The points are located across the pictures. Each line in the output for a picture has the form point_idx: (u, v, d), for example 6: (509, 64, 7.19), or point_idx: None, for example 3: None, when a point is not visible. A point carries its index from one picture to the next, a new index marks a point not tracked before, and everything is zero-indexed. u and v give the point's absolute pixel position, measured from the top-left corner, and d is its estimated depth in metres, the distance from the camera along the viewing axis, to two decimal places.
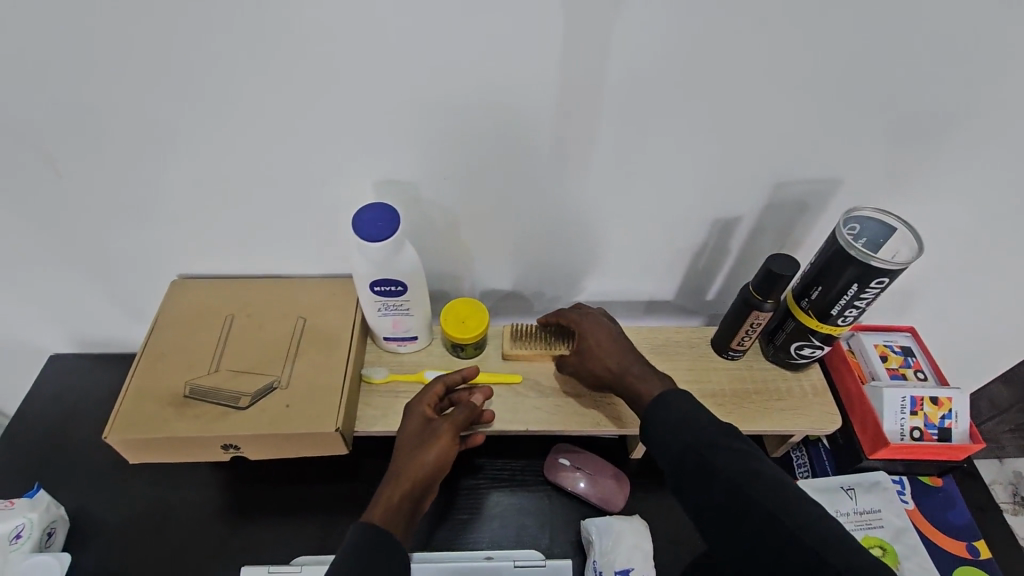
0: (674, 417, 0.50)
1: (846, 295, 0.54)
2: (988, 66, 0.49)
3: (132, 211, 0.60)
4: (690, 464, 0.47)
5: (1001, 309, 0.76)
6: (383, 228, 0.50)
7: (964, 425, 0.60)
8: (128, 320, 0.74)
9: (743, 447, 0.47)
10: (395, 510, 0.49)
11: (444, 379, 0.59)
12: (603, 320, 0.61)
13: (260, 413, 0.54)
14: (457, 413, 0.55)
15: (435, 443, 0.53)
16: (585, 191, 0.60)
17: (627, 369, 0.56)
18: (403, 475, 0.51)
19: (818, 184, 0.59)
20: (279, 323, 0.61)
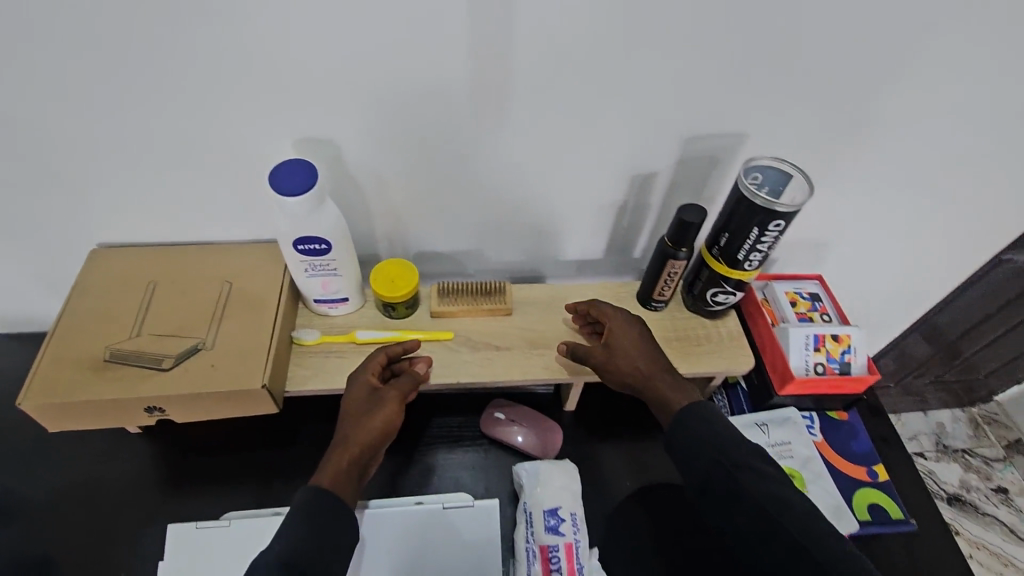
0: (703, 430, 0.52)
1: (749, 239, 0.58)
2: (868, 19, 0.52)
3: (40, 177, 0.58)
4: (720, 483, 0.50)
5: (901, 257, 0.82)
6: (300, 182, 0.51)
7: (862, 359, 0.65)
8: (46, 295, 0.72)
9: (771, 468, 0.50)
10: (345, 473, 0.50)
11: (386, 350, 0.60)
12: (636, 326, 0.61)
13: (184, 374, 0.54)
14: (403, 381, 0.57)
15: (382, 408, 0.54)
16: (508, 150, 0.61)
17: (657, 373, 0.57)
18: (352, 439, 0.52)
19: (725, 138, 0.62)
20: (204, 287, 0.61)
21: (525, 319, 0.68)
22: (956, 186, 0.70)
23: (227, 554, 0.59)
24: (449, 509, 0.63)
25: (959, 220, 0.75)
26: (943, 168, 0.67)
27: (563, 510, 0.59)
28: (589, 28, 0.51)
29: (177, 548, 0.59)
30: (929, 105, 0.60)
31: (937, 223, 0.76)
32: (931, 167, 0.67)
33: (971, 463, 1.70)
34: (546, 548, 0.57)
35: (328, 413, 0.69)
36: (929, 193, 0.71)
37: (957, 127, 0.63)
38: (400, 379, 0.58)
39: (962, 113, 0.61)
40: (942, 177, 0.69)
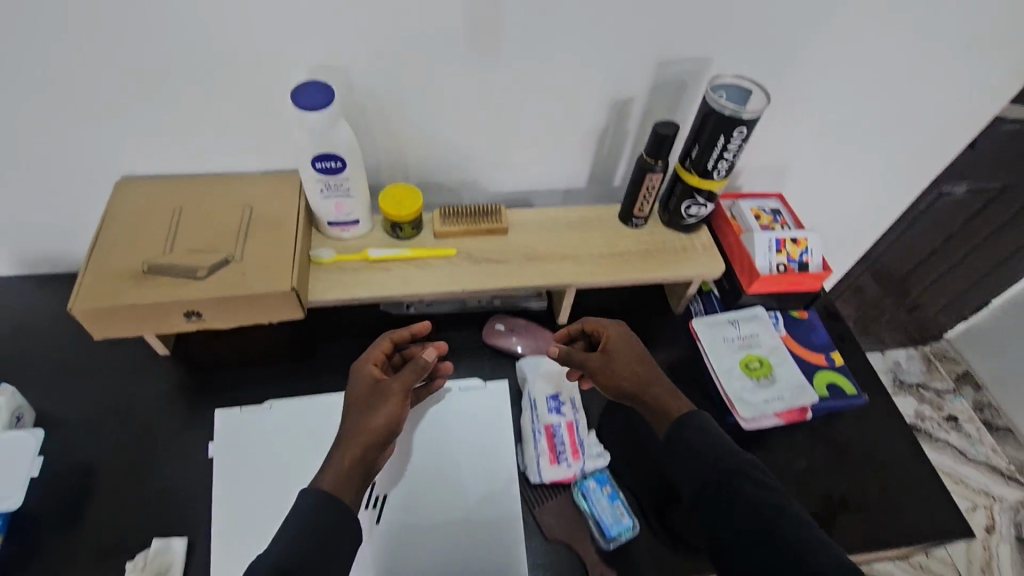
0: (701, 440, 0.55)
1: (716, 148, 0.66)
2: None
3: (60, 109, 0.61)
4: (712, 488, 0.52)
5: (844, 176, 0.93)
6: (318, 98, 0.57)
7: (817, 259, 0.73)
8: (60, 234, 0.75)
9: (766, 479, 0.52)
10: (348, 473, 0.52)
11: (392, 335, 0.65)
12: (632, 339, 0.65)
13: (219, 281, 0.60)
14: (407, 372, 0.58)
15: (383, 406, 0.56)
16: (502, 77, 0.68)
17: (653, 382, 0.62)
18: (355, 439, 0.54)
19: (692, 62, 0.70)
20: (227, 210, 0.66)
21: (520, 237, 0.75)
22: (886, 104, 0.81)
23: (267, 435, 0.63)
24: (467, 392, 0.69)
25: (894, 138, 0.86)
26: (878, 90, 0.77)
27: (564, 395, 0.67)
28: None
29: (222, 434, 0.63)
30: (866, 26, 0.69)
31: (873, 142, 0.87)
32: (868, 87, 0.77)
33: (924, 395, 1.84)
34: (550, 426, 0.66)
35: (342, 331, 0.75)
36: (866, 111, 0.81)
37: (888, 47, 0.72)
38: (405, 368, 0.59)
39: (891, 34, 0.71)
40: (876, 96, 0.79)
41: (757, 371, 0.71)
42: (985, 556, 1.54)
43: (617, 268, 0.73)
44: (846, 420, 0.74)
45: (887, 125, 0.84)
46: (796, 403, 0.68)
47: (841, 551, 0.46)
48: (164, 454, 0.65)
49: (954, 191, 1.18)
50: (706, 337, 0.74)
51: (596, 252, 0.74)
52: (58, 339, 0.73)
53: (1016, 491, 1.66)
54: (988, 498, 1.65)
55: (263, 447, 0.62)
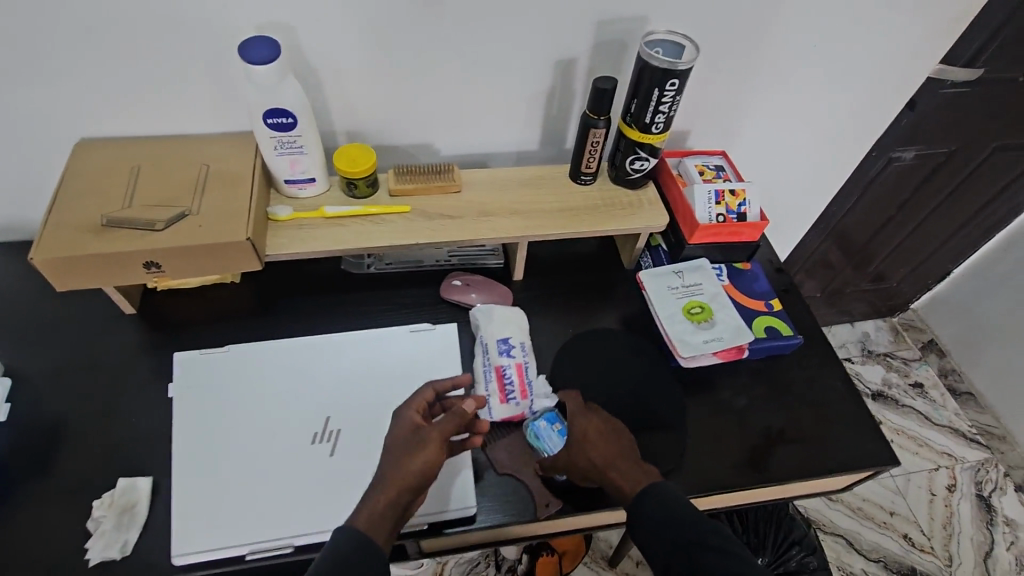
0: (665, 513, 0.56)
1: (652, 100, 0.69)
2: None
3: (11, 69, 0.62)
4: (680, 567, 0.52)
5: (787, 133, 0.97)
6: (265, 53, 0.59)
7: (755, 210, 0.77)
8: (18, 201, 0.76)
9: (735, 553, 0.52)
10: (379, 517, 0.52)
11: (436, 384, 0.62)
12: (594, 420, 0.65)
13: (176, 233, 0.63)
14: (446, 421, 0.58)
15: (421, 452, 0.56)
16: (451, 34, 0.70)
17: (609, 464, 0.61)
18: (389, 482, 0.54)
19: (630, 21, 0.73)
20: (186, 169, 0.69)
21: (473, 195, 0.78)
22: (821, 58, 0.85)
23: (224, 376, 0.64)
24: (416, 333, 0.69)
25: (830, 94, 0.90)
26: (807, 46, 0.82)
27: (514, 339, 0.70)
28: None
29: (182, 374, 0.64)
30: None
31: (811, 97, 0.91)
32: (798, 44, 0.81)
33: (891, 362, 1.90)
34: (500, 367, 0.68)
35: (305, 289, 0.79)
36: (801, 66, 0.86)
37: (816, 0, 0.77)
38: (445, 418, 0.58)
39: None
40: (810, 50, 0.83)
41: (698, 316, 0.75)
42: (947, 514, 1.60)
43: (567, 221, 0.77)
44: (785, 362, 0.78)
45: (822, 81, 0.89)
46: (733, 342, 0.73)
47: None
48: (128, 406, 0.67)
49: (904, 156, 1.23)
50: (652, 286, 0.78)
51: (545, 208, 0.78)
52: (24, 304, 0.75)
53: (977, 451, 1.73)
54: (950, 459, 1.70)
55: (226, 387, 0.64)
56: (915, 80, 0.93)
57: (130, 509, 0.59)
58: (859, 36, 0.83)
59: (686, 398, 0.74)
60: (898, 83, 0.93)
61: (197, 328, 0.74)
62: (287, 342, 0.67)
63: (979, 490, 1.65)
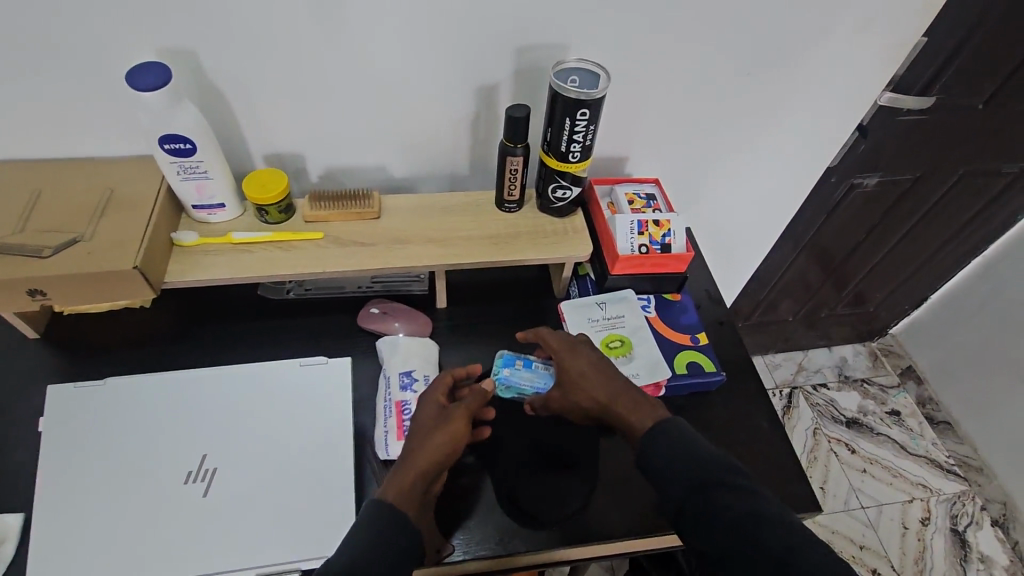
0: (675, 450, 0.58)
1: (565, 130, 0.67)
2: None
3: None
4: (693, 505, 0.55)
5: (732, 160, 0.95)
6: (152, 79, 0.57)
7: (681, 241, 0.75)
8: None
9: (748, 487, 0.54)
10: (409, 487, 0.55)
11: (455, 373, 0.67)
12: (582, 355, 0.68)
13: (63, 260, 0.61)
14: (468, 401, 0.63)
15: (448, 428, 0.60)
16: (365, 59, 0.69)
17: (611, 400, 0.64)
18: (416, 458, 0.57)
19: (549, 48, 0.72)
20: (86, 193, 0.67)
21: (391, 222, 0.76)
22: (759, 84, 0.83)
23: (103, 409, 0.62)
24: (307, 367, 0.67)
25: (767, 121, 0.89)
26: (738, 73, 0.81)
27: (417, 372, 0.69)
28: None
29: (51, 409, 0.62)
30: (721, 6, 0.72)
31: (753, 124, 0.90)
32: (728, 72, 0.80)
33: (868, 389, 1.86)
34: (401, 402, 0.66)
35: (217, 315, 0.76)
36: (738, 92, 0.84)
37: (747, 27, 0.75)
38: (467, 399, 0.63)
39: (748, 13, 0.74)
40: (746, 76, 0.82)
41: (616, 350, 0.73)
42: (919, 548, 1.55)
43: (485, 250, 0.75)
44: (711, 399, 0.75)
45: (762, 108, 0.87)
46: (649, 380, 0.71)
47: (797, 534, 0.51)
48: (16, 435, 0.65)
49: (867, 183, 1.20)
50: (572, 318, 0.76)
51: (464, 236, 0.76)
52: None
53: (953, 483, 1.68)
54: (925, 491, 1.65)
55: (99, 423, 0.61)
56: (862, 108, 0.91)
57: None
58: (795, 64, 0.82)
59: (601, 436, 0.72)
60: (841, 111, 0.91)
61: (101, 353, 0.72)
62: (169, 374, 0.65)
63: (954, 524, 1.60)
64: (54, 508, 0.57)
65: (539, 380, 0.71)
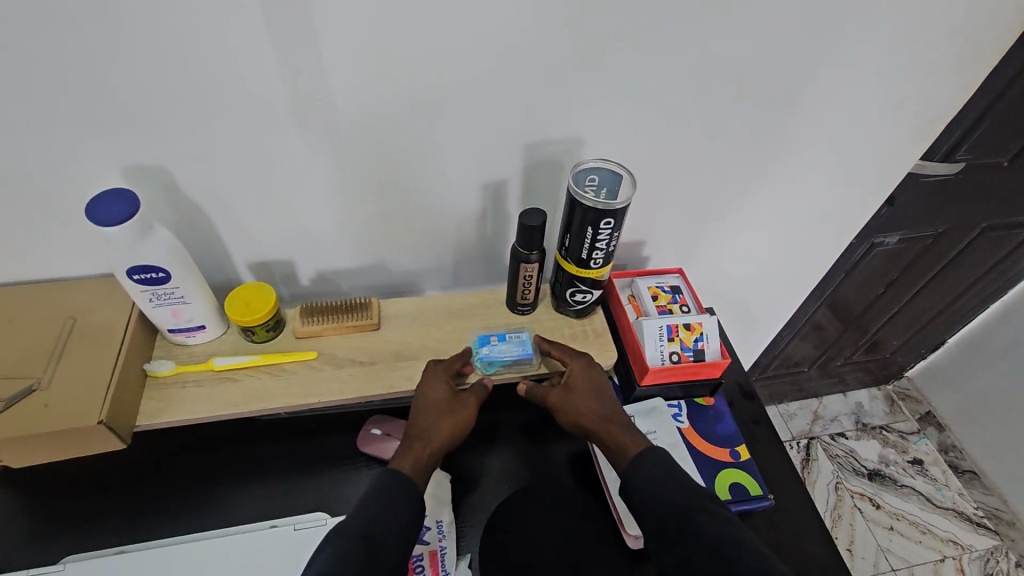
0: (658, 471, 0.56)
1: (587, 238, 0.61)
2: (655, 36, 0.58)
3: None
4: (672, 526, 0.51)
5: (756, 236, 0.89)
6: (117, 211, 0.50)
7: (714, 344, 0.68)
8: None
9: (727, 518, 0.52)
10: (423, 465, 0.57)
11: (461, 355, 0.66)
12: (595, 369, 0.66)
13: (15, 416, 0.53)
14: (478, 387, 0.64)
15: (459, 413, 0.61)
16: (358, 162, 0.62)
17: (612, 420, 0.62)
18: (431, 438, 0.59)
19: (562, 142, 0.66)
20: (46, 325, 0.59)
21: (392, 332, 0.69)
22: (785, 162, 0.77)
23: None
24: (300, 530, 0.61)
25: (792, 196, 0.83)
26: (761, 154, 0.75)
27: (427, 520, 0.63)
28: (417, 35, 0.53)
29: None
30: (747, 90, 0.66)
31: (778, 200, 0.83)
32: (751, 153, 0.74)
33: (887, 437, 1.79)
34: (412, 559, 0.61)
35: (196, 445, 0.67)
36: (763, 172, 0.78)
37: (774, 109, 0.69)
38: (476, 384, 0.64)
39: (777, 95, 0.68)
40: (771, 156, 0.76)
41: None
42: None
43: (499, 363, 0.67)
44: (756, 521, 0.67)
45: (787, 185, 0.81)
46: None
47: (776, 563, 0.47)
48: None
49: (887, 242, 1.15)
50: None
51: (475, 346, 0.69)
52: None
53: (984, 538, 1.60)
54: (956, 548, 1.58)
55: None
56: (890, 178, 0.86)
57: None
58: (824, 142, 0.76)
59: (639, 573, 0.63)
60: (869, 183, 0.86)
61: (60, 500, 0.62)
62: (131, 546, 0.59)
63: None
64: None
65: (519, 346, 0.67)
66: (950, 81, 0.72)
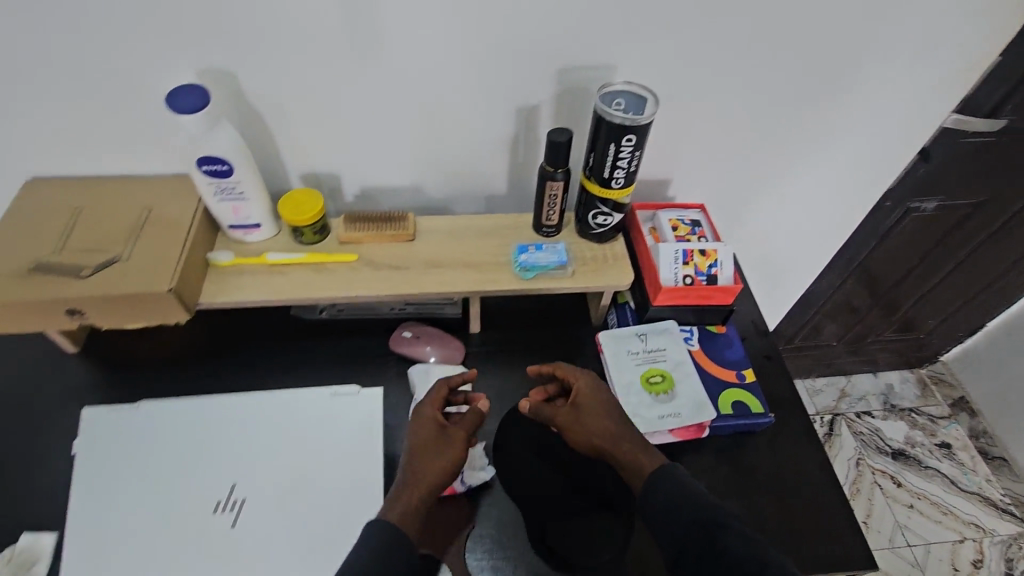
0: (678, 491, 0.56)
1: (609, 155, 0.64)
2: None
3: None
4: (694, 544, 0.53)
5: (782, 184, 0.90)
6: (192, 101, 0.57)
7: (728, 271, 0.71)
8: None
9: (746, 531, 0.52)
10: (412, 508, 0.54)
11: (448, 380, 0.65)
12: (601, 389, 0.66)
13: (100, 280, 0.61)
14: (467, 418, 0.62)
15: (450, 447, 0.59)
16: (403, 80, 0.67)
17: (620, 435, 0.62)
18: (421, 476, 0.57)
19: (593, 70, 0.69)
20: (126, 212, 0.68)
21: (425, 244, 0.75)
22: (814, 106, 0.78)
23: (147, 431, 0.61)
24: (338, 397, 0.65)
25: (821, 143, 0.84)
26: (792, 96, 0.76)
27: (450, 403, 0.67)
28: None
29: (85, 435, 0.60)
30: (778, 26, 0.68)
31: (806, 147, 0.84)
32: (781, 94, 0.76)
33: (916, 420, 1.76)
34: None
35: (249, 333, 0.75)
36: (792, 114, 0.79)
37: (804, 47, 0.71)
38: (465, 417, 0.63)
39: (808, 32, 0.69)
40: (802, 98, 0.77)
41: (657, 386, 0.69)
42: None
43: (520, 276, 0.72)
44: (757, 440, 0.71)
45: (818, 132, 0.82)
46: (692, 419, 0.67)
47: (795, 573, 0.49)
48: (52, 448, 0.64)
49: (925, 208, 1.13)
50: (611, 349, 0.73)
51: (500, 260, 0.74)
52: None
53: (1009, 525, 1.57)
54: (978, 531, 1.55)
55: (121, 453, 0.60)
56: (926, 130, 0.85)
57: (24, 570, 0.56)
58: (857, 86, 0.76)
59: None
60: (902, 135, 0.86)
61: (131, 368, 0.71)
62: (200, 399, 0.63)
63: (1010, 568, 1.49)
64: (101, 532, 0.56)
65: (556, 255, 0.72)
66: (992, 25, 0.72)
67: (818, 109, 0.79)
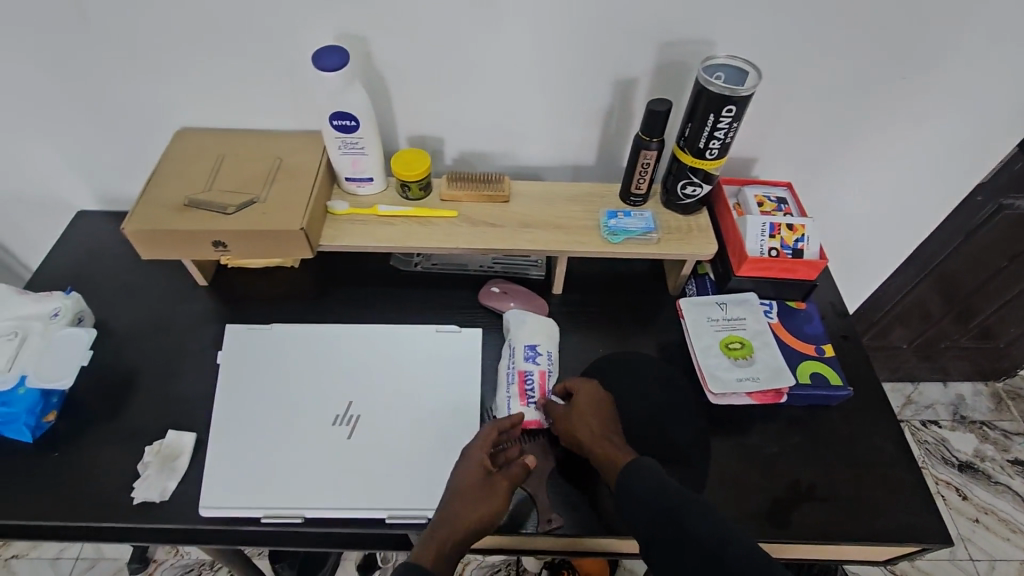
0: (647, 485, 0.58)
1: (707, 126, 0.67)
2: None
3: (129, 61, 0.72)
4: (664, 531, 0.54)
5: (869, 171, 0.90)
6: (335, 60, 0.64)
7: (814, 247, 0.73)
8: (122, 171, 0.86)
9: (716, 515, 0.54)
10: (443, 552, 0.56)
11: (498, 425, 0.64)
12: (598, 395, 0.67)
13: (242, 217, 0.69)
14: (512, 468, 0.62)
15: (492, 498, 0.59)
16: (512, 50, 0.73)
17: (602, 439, 0.63)
18: (459, 521, 0.57)
19: (694, 44, 0.72)
20: (261, 160, 0.76)
21: (519, 206, 0.80)
22: (911, 90, 0.78)
23: (278, 352, 0.71)
24: (441, 333, 0.73)
25: (914, 129, 0.84)
26: (889, 78, 0.77)
27: (541, 346, 0.71)
28: None
29: (230, 348, 0.71)
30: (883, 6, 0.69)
31: (898, 132, 0.84)
32: (877, 76, 0.76)
33: (988, 434, 1.69)
34: (524, 372, 0.69)
35: (354, 279, 0.82)
36: (886, 98, 0.79)
37: (908, 28, 0.71)
38: (509, 466, 0.62)
39: (914, 13, 0.69)
40: (899, 82, 0.77)
41: (737, 352, 0.72)
42: None
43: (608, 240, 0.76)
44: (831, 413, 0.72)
45: (913, 117, 0.82)
46: (771, 384, 0.69)
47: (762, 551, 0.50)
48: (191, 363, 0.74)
49: (1018, 207, 1.09)
50: (691, 315, 0.76)
51: (588, 224, 0.78)
52: (121, 264, 0.84)
53: None
54: None
55: (252, 371, 0.70)
56: None
57: (171, 460, 0.65)
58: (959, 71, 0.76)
59: (714, 436, 0.70)
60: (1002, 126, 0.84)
61: (254, 301, 0.80)
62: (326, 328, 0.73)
63: None
64: (239, 432, 0.66)
65: (643, 222, 0.76)
66: None
67: (915, 93, 0.79)
